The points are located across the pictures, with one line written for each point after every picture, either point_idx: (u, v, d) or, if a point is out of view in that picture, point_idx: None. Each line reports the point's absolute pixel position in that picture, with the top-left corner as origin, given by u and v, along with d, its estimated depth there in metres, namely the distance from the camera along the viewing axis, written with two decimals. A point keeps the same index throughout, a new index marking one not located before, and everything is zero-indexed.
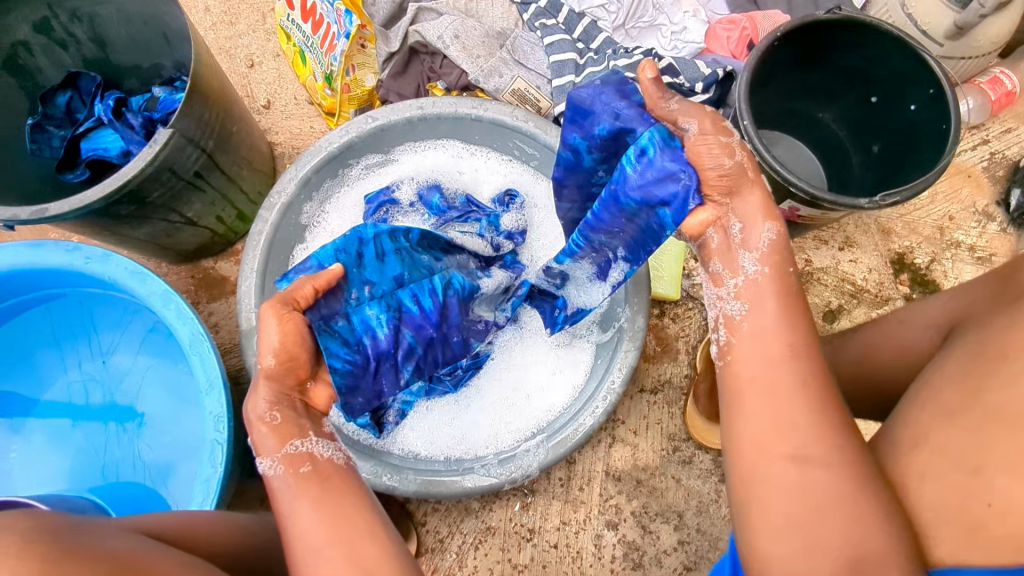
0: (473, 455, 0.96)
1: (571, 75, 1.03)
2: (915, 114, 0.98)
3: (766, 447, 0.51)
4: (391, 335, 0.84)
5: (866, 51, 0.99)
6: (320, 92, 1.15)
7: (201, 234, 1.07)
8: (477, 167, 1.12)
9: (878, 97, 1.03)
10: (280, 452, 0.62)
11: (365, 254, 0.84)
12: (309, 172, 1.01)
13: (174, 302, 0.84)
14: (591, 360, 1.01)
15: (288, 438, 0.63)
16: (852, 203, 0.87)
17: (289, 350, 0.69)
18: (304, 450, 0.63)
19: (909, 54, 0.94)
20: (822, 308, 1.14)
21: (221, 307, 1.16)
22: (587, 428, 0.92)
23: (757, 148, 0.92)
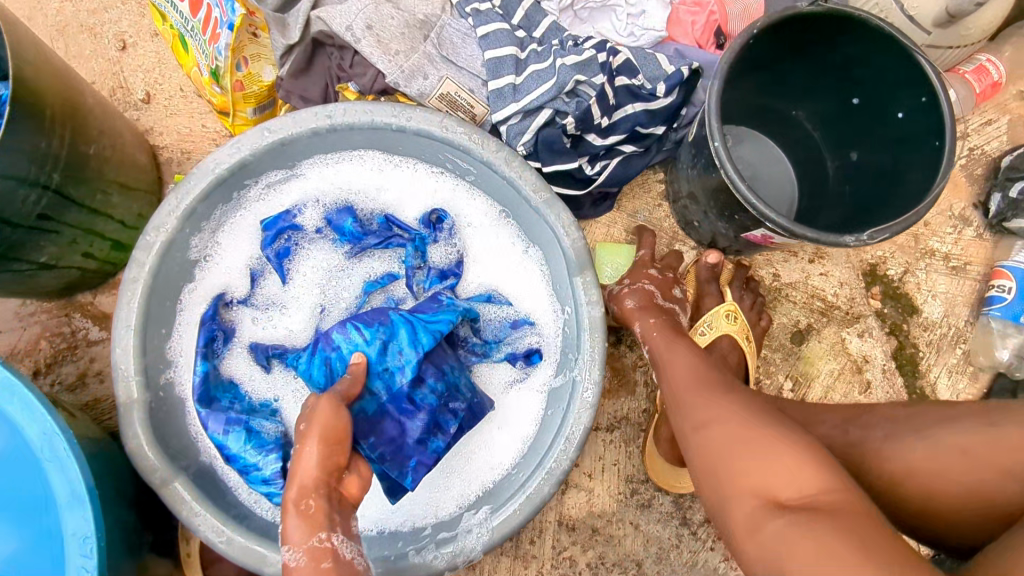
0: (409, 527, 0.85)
1: (511, 75, 0.85)
2: (902, 123, 0.85)
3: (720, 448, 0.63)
4: (413, 407, 0.82)
5: (851, 49, 0.85)
6: (208, 88, 0.95)
7: (65, 274, 0.88)
8: (402, 182, 0.94)
9: (860, 99, 0.90)
10: (304, 544, 0.59)
11: (391, 340, 0.83)
12: (193, 202, 0.82)
13: (17, 393, 0.67)
14: (543, 409, 0.90)
15: (314, 530, 0.60)
16: (835, 241, 0.75)
17: (336, 428, 0.66)
18: (329, 545, 0.59)
19: (901, 56, 0.80)
20: (790, 329, 1.05)
21: (104, 350, 0.99)
22: (542, 496, 0.80)
23: (730, 177, 0.78)
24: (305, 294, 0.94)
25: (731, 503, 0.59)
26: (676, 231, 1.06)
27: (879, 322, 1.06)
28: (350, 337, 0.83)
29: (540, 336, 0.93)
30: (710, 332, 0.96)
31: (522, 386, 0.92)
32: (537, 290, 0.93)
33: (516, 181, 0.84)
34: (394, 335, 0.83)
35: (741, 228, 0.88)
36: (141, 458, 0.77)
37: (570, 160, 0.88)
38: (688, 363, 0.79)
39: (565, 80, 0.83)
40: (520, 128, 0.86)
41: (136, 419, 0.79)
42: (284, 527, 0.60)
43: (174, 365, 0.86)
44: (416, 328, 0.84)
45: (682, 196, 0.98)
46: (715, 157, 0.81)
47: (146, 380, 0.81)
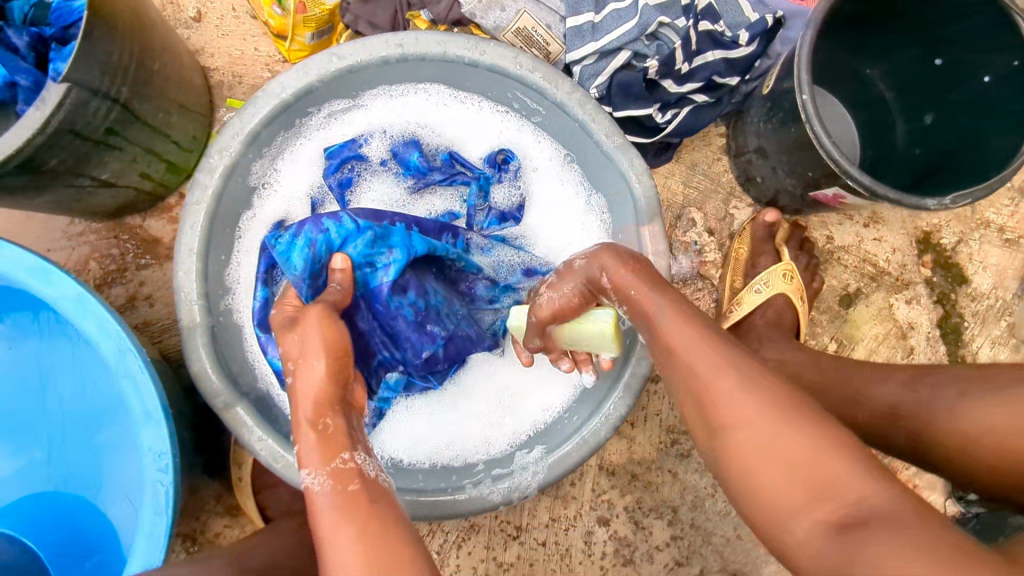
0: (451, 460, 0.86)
1: (590, 13, 0.82)
2: (987, 88, 0.82)
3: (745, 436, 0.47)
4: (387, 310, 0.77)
5: (942, 6, 0.81)
6: (266, 8, 0.91)
7: (122, 194, 0.86)
8: (467, 120, 0.93)
9: (942, 60, 0.87)
10: (325, 467, 0.56)
11: (382, 236, 0.76)
12: (259, 125, 0.80)
13: (92, 309, 0.66)
14: None
15: (335, 451, 0.57)
16: (916, 204, 0.74)
17: (341, 344, 0.63)
18: (352, 464, 0.57)
19: (997, 16, 0.77)
20: (839, 292, 1.05)
21: (153, 274, 0.98)
22: (598, 438, 0.80)
23: (815, 132, 0.77)
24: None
25: (765, 512, 0.45)
26: (733, 187, 1.04)
27: (927, 290, 1.06)
28: (341, 221, 0.75)
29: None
30: (766, 290, 0.95)
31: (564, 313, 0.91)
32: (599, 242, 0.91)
33: (589, 124, 0.82)
34: (386, 234, 0.76)
35: (811, 186, 0.88)
36: (204, 381, 0.78)
37: (644, 107, 0.86)
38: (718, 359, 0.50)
39: (648, 22, 0.80)
40: (595, 70, 0.84)
41: (200, 343, 0.78)
42: (299, 448, 0.58)
43: (233, 290, 0.85)
44: (413, 236, 0.78)
45: (747, 150, 0.96)
46: (798, 110, 0.79)
47: (208, 304, 0.80)
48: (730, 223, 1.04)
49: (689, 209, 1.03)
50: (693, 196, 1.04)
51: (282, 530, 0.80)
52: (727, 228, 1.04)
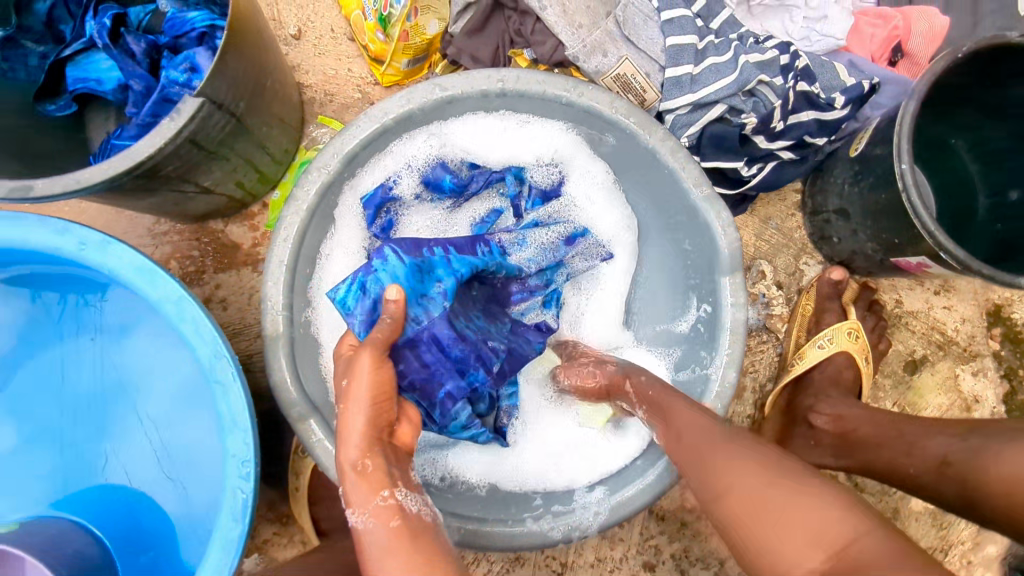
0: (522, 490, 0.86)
1: (689, 65, 0.83)
2: None
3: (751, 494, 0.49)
4: (452, 336, 0.79)
5: None
6: (369, 33, 0.94)
7: (215, 200, 0.88)
8: (504, 138, 0.92)
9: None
10: (367, 505, 0.58)
11: (428, 270, 0.80)
12: (358, 147, 0.82)
13: (191, 314, 0.68)
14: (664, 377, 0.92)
15: (376, 489, 0.59)
16: (1011, 281, 0.74)
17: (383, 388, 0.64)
18: (393, 501, 0.58)
19: None
20: (905, 357, 1.04)
21: (231, 279, 1.00)
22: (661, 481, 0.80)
23: (911, 200, 0.78)
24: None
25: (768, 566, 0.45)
26: (805, 243, 1.04)
27: (995, 363, 1.05)
28: (385, 259, 0.78)
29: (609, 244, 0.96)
30: (829, 346, 0.94)
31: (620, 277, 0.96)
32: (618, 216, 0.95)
33: (678, 173, 0.84)
34: (431, 265, 0.80)
35: (894, 251, 0.88)
36: (283, 391, 0.79)
37: (733, 160, 0.87)
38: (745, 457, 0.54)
39: (748, 78, 0.81)
40: (688, 120, 0.85)
41: (281, 354, 0.80)
42: (346, 490, 0.60)
43: (313, 303, 0.87)
44: (452, 261, 0.82)
45: (826, 209, 0.97)
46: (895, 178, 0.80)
47: (291, 316, 0.82)
48: (800, 279, 1.04)
49: (760, 261, 1.04)
50: (765, 248, 1.04)
51: (342, 547, 0.81)
52: (796, 283, 1.04)
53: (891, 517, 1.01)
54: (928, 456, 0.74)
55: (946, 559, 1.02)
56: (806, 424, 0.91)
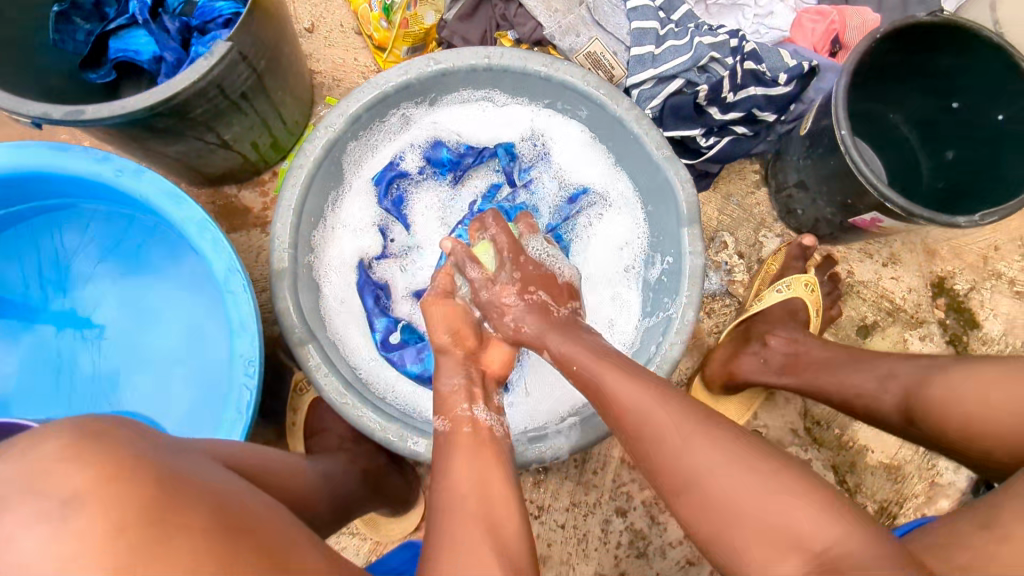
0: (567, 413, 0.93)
1: (651, 46, 0.96)
2: (1001, 125, 0.94)
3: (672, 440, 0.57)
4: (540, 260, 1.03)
5: (957, 55, 0.95)
6: (374, 23, 1.07)
7: (232, 158, 0.99)
8: (484, 119, 1.07)
9: (959, 102, 0.99)
10: (451, 414, 0.68)
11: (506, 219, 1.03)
12: (360, 109, 0.93)
13: (210, 232, 0.77)
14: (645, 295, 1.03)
15: (456, 405, 0.68)
16: (950, 220, 0.85)
17: (456, 324, 0.77)
18: (468, 415, 0.67)
19: (1005, 61, 0.90)
20: (857, 322, 1.13)
21: (241, 238, 1.10)
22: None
23: (854, 160, 0.89)
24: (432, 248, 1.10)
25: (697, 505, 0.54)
26: (764, 218, 1.15)
27: (941, 330, 1.13)
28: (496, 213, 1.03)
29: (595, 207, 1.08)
30: (787, 291, 1.03)
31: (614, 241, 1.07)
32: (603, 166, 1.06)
33: (641, 137, 0.94)
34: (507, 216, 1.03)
35: (852, 211, 0.98)
36: (286, 319, 0.86)
37: (692, 128, 0.98)
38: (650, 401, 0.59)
39: (701, 56, 0.94)
40: (652, 93, 0.97)
41: (284, 289, 0.88)
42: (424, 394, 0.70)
43: (320, 248, 0.98)
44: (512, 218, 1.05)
45: (787, 185, 1.08)
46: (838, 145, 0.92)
47: (296, 255, 0.91)
48: (760, 250, 1.14)
49: (723, 233, 1.14)
50: (727, 222, 1.15)
51: None
52: (756, 253, 1.14)
53: (847, 469, 1.07)
54: (877, 376, 0.85)
55: (903, 512, 1.07)
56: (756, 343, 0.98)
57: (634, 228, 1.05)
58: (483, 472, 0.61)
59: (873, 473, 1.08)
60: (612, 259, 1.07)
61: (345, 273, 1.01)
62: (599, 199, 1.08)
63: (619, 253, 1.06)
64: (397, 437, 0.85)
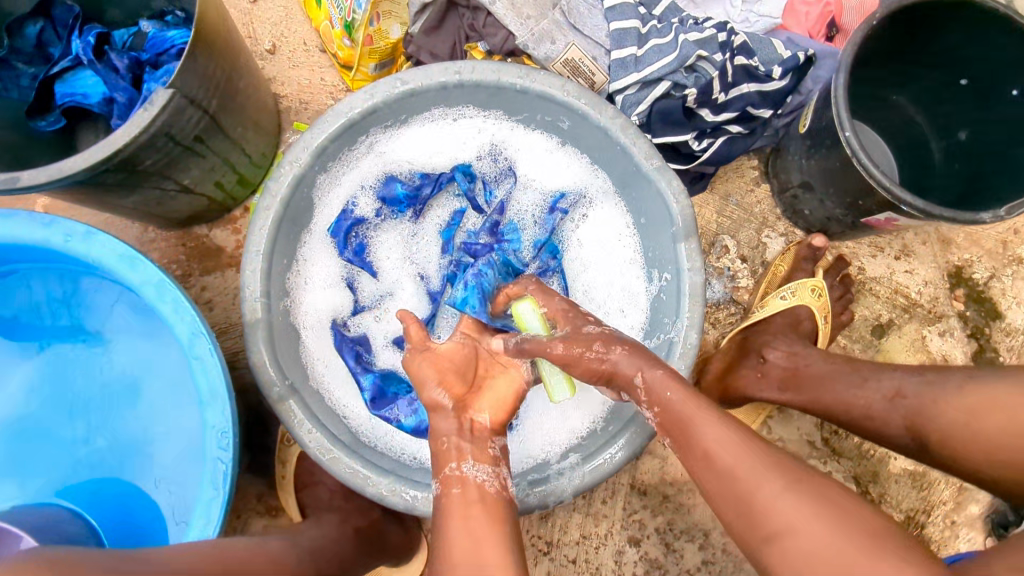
0: (570, 444, 0.90)
1: (633, 47, 0.89)
2: (1017, 100, 0.87)
3: (760, 475, 0.56)
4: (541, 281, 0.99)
5: (961, 31, 0.87)
6: (337, 41, 1.00)
7: (196, 201, 0.93)
8: (440, 138, 0.98)
9: (968, 79, 0.92)
10: (440, 474, 0.65)
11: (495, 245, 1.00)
12: (326, 140, 0.87)
13: (170, 294, 0.71)
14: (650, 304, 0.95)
15: (446, 461, 0.65)
16: (974, 218, 0.78)
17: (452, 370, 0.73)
18: (458, 473, 0.64)
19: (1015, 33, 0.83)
20: (871, 322, 1.07)
21: (216, 281, 1.04)
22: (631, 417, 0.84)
23: (863, 164, 0.83)
24: (413, 288, 1.00)
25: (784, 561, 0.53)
26: (766, 217, 1.09)
27: (961, 323, 1.07)
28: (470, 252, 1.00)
29: (585, 208, 1.01)
30: (792, 298, 0.98)
31: (606, 241, 0.99)
32: (578, 166, 0.98)
33: (629, 148, 0.88)
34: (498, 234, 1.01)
35: (863, 213, 0.92)
36: (262, 374, 0.81)
37: (682, 133, 0.92)
38: (730, 436, 0.58)
39: (688, 55, 0.87)
40: (636, 99, 0.90)
41: (260, 342, 0.83)
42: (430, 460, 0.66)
43: (295, 289, 0.91)
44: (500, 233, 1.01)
45: (792, 186, 1.01)
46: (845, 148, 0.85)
47: (269, 302, 0.85)
48: (763, 252, 1.08)
49: (723, 236, 1.07)
50: (727, 224, 1.08)
51: (322, 523, 0.83)
52: (760, 256, 1.08)
53: (870, 479, 1.02)
54: (881, 388, 0.77)
55: (930, 520, 1.02)
56: (755, 355, 0.92)
57: (621, 223, 0.98)
58: (490, 522, 0.60)
59: (897, 481, 1.02)
60: (611, 259, 0.99)
61: (323, 330, 0.93)
62: (580, 200, 1.00)
63: (615, 250, 0.99)
64: (390, 491, 0.80)
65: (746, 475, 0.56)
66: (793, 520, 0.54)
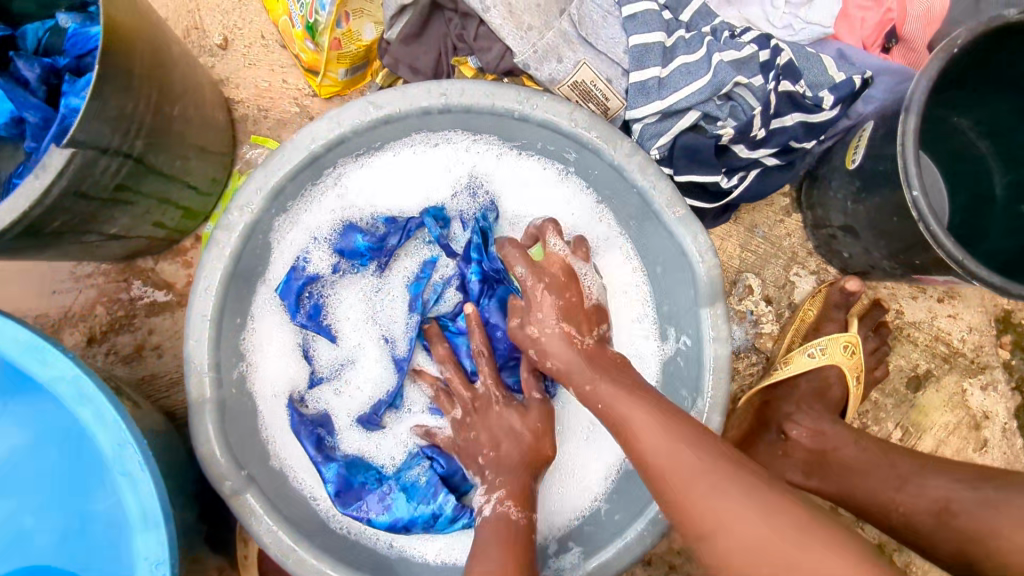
0: (569, 528, 0.79)
1: (656, 67, 0.73)
2: None
3: (684, 472, 0.54)
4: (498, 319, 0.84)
5: None
6: (298, 42, 0.83)
7: (131, 243, 0.79)
8: (413, 172, 0.83)
9: None
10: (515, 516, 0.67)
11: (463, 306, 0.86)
12: (283, 179, 0.72)
13: (91, 396, 0.59)
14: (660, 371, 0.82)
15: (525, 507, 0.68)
16: None
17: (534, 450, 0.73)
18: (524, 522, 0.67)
19: None
20: (907, 373, 0.95)
21: (164, 323, 0.91)
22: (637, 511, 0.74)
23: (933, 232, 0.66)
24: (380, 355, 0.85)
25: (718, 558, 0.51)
26: (795, 252, 0.95)
27: (1005, 375, 0.96)
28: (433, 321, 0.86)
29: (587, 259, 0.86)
30: (820, 356, 0.87)
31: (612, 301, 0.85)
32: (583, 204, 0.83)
33: (648, 191, 0.74)
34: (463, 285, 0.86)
35: (914, 269, 0.79)
36: (213, 464, 0.69)
37: (711, 173, 0.77)
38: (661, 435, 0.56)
39: (723, 81, 0.72)
40: (658, 130, 0.75)
41: (210, 423, 0.70)
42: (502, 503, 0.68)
43: (250, 355, 0.78)
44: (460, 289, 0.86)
45: (830, 225, 0.87)
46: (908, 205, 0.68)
47: (220, 376, 0.72)
48: (791, 292, 0.95)
49: (746, 274, 0.95)
50: (751, 260, 0.95)
51: None
52: (787, 297, 0.95)
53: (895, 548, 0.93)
54: (926, 497, 0.69)
55: None
56: (775, 430, 0.84)
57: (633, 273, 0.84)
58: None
59: None
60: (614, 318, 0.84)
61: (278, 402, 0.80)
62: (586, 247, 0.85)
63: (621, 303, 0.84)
64: None
65: (678, 474, 0.54)
66: (724, 515, 0.51)
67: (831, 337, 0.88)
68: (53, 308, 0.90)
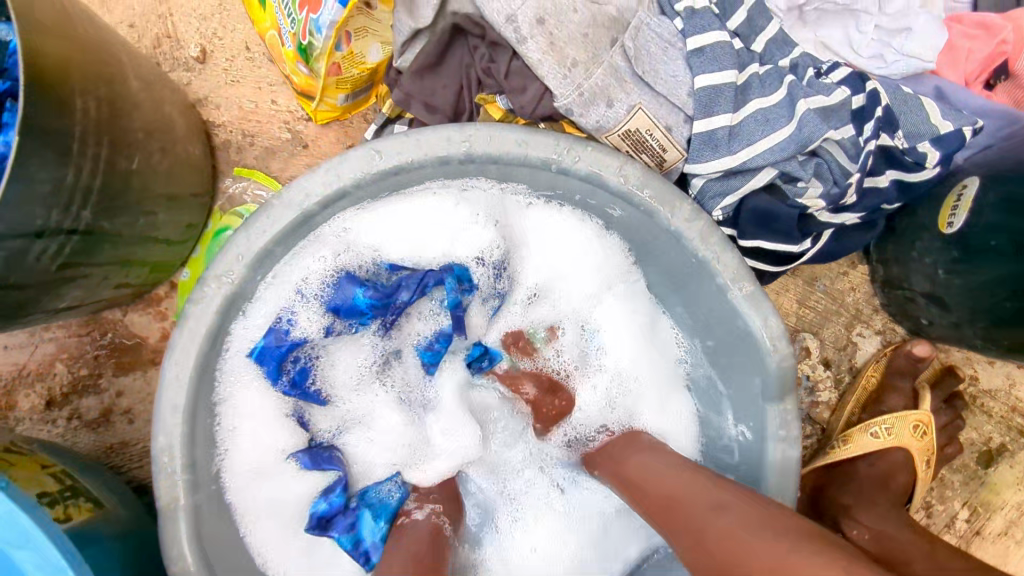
0: None
1: (726, 115, 0.59)
2: None
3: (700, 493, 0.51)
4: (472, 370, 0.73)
5: None
6: (289, 63, 0.69)
7: (94, 306, 0.68)
8: (432, 218, 0.62)
9: None
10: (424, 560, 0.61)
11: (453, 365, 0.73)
12: (270, 243, 0.56)
13: (22, 531, 0.49)
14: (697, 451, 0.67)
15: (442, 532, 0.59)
16: None
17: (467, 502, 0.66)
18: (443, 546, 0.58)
19: None
20: (978, 448, 0.84)
21: (134, 383, 0.79)
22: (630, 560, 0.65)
23: None
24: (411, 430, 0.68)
25: None
26: (859, 310, 0.83)
27: None
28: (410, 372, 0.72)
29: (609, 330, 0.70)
30: (885, 437, 0.76)
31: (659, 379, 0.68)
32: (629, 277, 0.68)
33: (709, 263, 0.58)
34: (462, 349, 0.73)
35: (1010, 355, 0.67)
36: None
37: (784, 241, 0.65)
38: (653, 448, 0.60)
39: (811, 139, 0.59)
40: (723, 188, 0.62)
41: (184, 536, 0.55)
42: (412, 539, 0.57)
43: (220, 443, 0.59)
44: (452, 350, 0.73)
45: (907, 288, 0.75)
46: None
47: (197, 477, 0.56)
48: (852, 355, 0.84)
49: (804, 334, 0.83)
50: (809, 318, 0.83)
51: None
52: (848, 360, 0.84)
53: None
54: None
55: None
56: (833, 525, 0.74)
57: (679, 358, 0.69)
58: None
59: None
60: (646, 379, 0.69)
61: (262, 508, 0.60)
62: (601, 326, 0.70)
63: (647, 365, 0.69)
64: None
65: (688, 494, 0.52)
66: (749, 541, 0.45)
67: (897, 415, 0.77)
68: (4, 365, 0.77)
